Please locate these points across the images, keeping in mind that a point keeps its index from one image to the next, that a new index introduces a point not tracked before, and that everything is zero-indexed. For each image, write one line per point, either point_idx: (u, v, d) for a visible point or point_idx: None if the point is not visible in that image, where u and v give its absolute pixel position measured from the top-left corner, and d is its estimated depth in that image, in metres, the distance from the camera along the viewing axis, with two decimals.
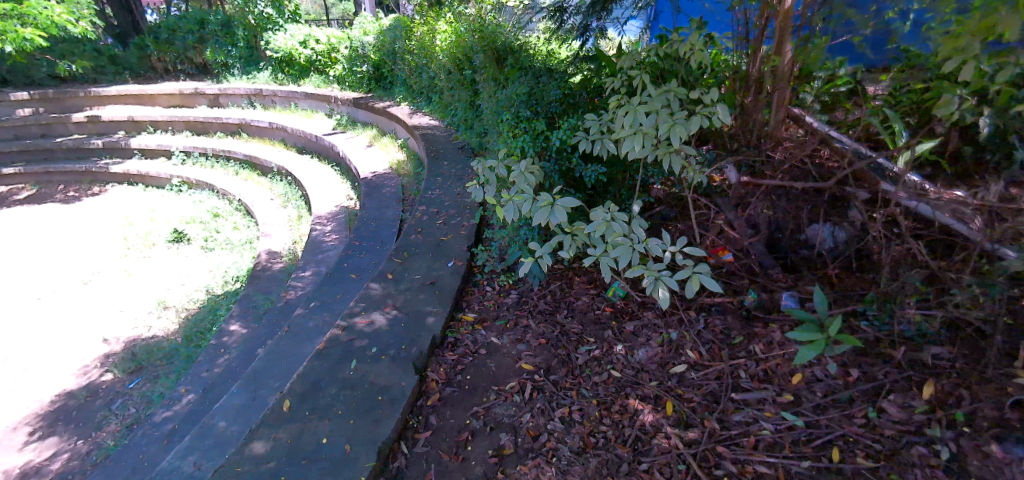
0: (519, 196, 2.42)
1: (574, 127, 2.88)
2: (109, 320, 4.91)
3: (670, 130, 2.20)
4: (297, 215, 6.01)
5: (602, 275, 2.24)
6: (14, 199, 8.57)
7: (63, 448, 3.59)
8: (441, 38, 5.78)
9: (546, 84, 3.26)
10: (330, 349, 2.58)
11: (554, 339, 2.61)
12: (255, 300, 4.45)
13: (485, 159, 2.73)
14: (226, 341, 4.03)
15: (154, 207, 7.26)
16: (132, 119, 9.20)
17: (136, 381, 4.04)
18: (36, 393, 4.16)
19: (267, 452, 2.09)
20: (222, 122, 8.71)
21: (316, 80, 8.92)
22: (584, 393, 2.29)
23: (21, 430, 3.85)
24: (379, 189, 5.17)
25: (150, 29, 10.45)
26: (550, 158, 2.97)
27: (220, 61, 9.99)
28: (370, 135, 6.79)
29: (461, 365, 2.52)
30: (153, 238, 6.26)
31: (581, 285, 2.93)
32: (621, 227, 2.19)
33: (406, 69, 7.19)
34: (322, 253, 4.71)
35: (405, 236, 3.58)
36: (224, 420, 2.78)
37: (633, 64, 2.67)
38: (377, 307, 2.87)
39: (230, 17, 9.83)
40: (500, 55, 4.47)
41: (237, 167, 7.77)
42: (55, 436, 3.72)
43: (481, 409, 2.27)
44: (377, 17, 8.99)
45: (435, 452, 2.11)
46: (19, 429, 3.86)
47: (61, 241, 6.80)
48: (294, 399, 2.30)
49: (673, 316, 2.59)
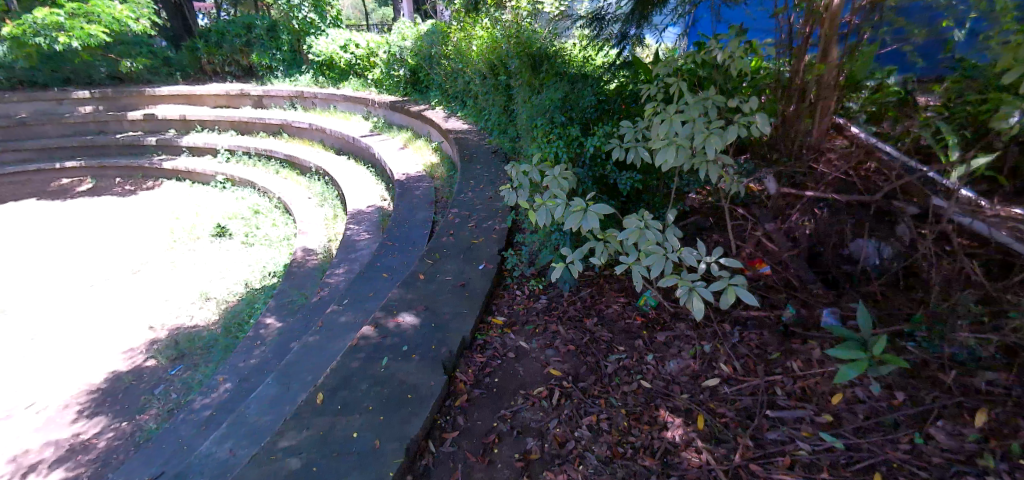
0: (551, 201, 2.42)
1: (608, 134, 2.88)
2: (155, 309, 5.10)
3: (705, 140, 2.17)
4: (332, 214, 6.17)
5: (633, 283, 2.20)
6: (75, 190, 8.93)
7: (109, 426, 3.74)
8: (476, 44, 5.87)
9: (580, 90, 3.28)
10: (362, 346, 2.62)
11: (583, 345, 2.59)
12: (290, 295, 4.57)
13: (518, 163, 2.75)
14: (262, 333, 4.14)
15: (199, 203, 7.53)
16: (183, 118, 9.60)
17: (178, 368, 4.19)
18: (85, 375, 4.33)
19: (300, 443, 2.12)
20: (264, 122, 9.01)
21: (354, 83, 9.15)
22: (612, 402, 2.26)
23: (72, 407, 4.00)
24: (412, 191, 5.26)
25: (201, 33, 10.94)
26: (583, 164, 2.97)
27: (264, 64, 10.38)
28: (404, 138, 6.93)
29: (489, 367, 2.53)
30: (197, 233, 6.50)
31: (612, 293, 2.90)
32: (654, 235, 2.16)
33: (441, 73, 7.34)
34: (355, 252, 4.80)
35: (437, 238, 3.62)
36: (258, 410, 2.86)
37: (669, 71, 2.62)
38: (407, 307, 2.90)
39: (276, 22, 10.24)
40: (534, 62, 4.49)
41: (278, 167, 8.01)
42: (102, 415, 3.87)
43: (508, 413, 2.27)
44: (415, 22, 9.16)
45: (462, 452, 2.12)
46: (70, 406, 4.01)
47: (114, 232, 7.10)
48: (327, 392, 2.34)
49: (706, 328, 2.53)
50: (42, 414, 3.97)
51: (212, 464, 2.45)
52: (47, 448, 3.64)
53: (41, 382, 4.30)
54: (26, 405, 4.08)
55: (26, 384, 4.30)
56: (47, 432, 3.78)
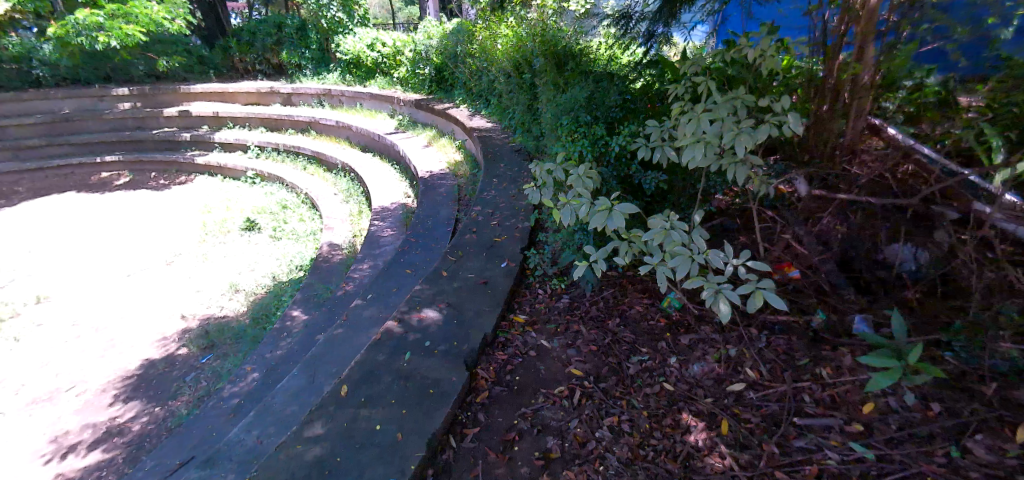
0: (575, 200, 2.40)
1: (634, 133, 2.85)
2: (186, 299, 5.24)
3: (735, 139, 2.13)
4: (357, 210, 6.25)
5: (658, 284, 2.17)
6: (113, 184, 9.18)
7: (143, 411, 3.85)
8: (502, 42, 5.87)
9: (607, 89, 3.26)
10: (385, 341, 2.64)
11: (605, 346, 2.56)
12: (315, 289, 4.64)
13: (542, 162, 2.73)
14: (289, 325, 4.22)
15: (229, 197, 7.70)
16: (215, 115, 9.85)
17: (208, 357, 4.30)
18: (120, 361, 4.46)
19: (325, 433, 2.15)
20: (293, 119, 9.17)
21: (380, 82, 9.25)
22: (634, 403, 2.24)
23: (109, 392, 4.11)
24: (436, 188, 5.30)
25: (234, 32, 11.20)
26: (608, 164, 2.95)
27: (294, 62, 10.58)
28: (428, 136, 6.97)
29: (510, 365, 2.52)
30: (228, 226, 6.65)
31: (635, 293, 2.87)
32: (680, 236, 2.13)
33: (466, 72, 7.36)
34: (379, 247, 4.85)
35: (460, 235, 3.64)
36: (284, 400, 2.91)
37: (698, 70, 2.57)
38: (430, 303, 2.92)
39: (305, 22, 10.44)
40: (560, 60, 4.47)
41: (305, 163, 8.15)
42: (136, 399, 3.98)
43: (528, 411, 2.27)
44: (440, 21, 9.21)
45: (482, 449, 2.12)
46: (107, 391, 4.13)
47: (150, 225, 7.31)
48: (351, 385, 2.37)
49: (732, 332, 2.48)
50: (81, 397, 4.08)
51: (240, 451, 2.51)
52: (85, 430, 3.76)
53: (80, 367, 4.43)
54: (66, 388, 4.20)
55: (66, 368, 4.43)
56: (86, 414, 3.90)
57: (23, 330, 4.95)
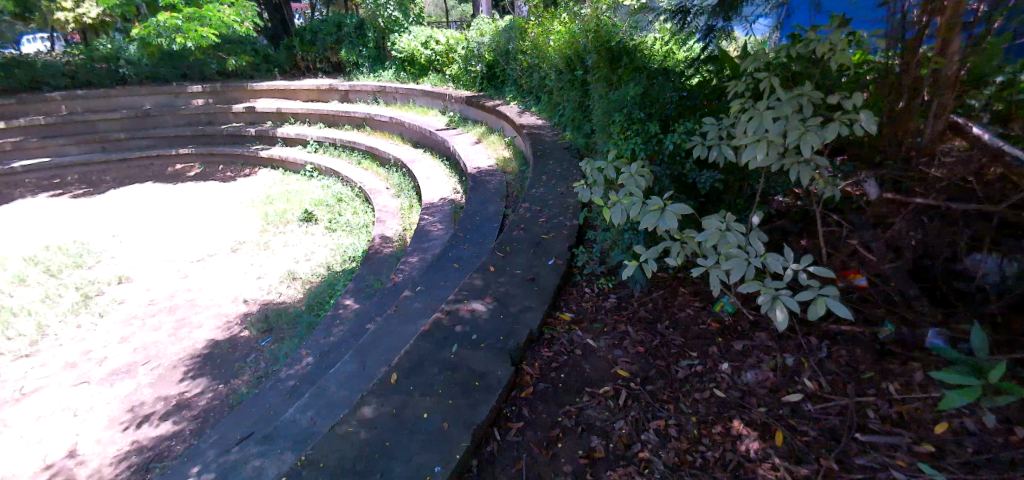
0: (627, 198, 2.35)
1: (690, 130, 2.77)
2: (249, 285, 5.50)
3: (800, 138, 2.03)
4: (408, 204, 6.39)
5: (711, 287, 2.10)
6: (186, 175, 9.72)
7: (209, 387, 4.07)
8: (554, 39, 5.85)
9: (662, 85, 3.19)
10: (434, 332, 2.68)
11: (653, 348, 2.51)
12: (367, 280, 4.78)
13: (593, 160, 2.69)
14: (341, 312, 4.36)
15: (289, 189, 8.03)
16: (278, 111, 10.29)
17: (268, 340, 4.51)
18: (190, 339, 4.72)
19: (375, 416, 2.21)
20: (350, 116, 9.45)
21: (433, 79, 9.42)
22: (682, 408, 2.18)
23: (179, 368, 4.36)
24: (484, 184, 5.34)
25: (297, 32, 11.69)
26: (661, 162, 2.89)
27: (352, 60, 10.94)
28: (478, 132, 7.04)
29: (555, 362, 2.51)
30: (288, 217, 6.94)
31: (686, 296, 2.79)
32: (736, 238, 2.05)
33: (517, 68, 7.38)
34: (428, 241, 4.94)
35: (508, 231, 3.65)
36: (337, 384, 3.01)
37: (760, 65, 2.47)
38: (478, 296, 2.95)
39: (364, 21, 10.78)
40: (612, 56, 4.37)
41: (360, 157, 8.40)
42: (203, 376, 4.21)
43: (573, 408, 2.24)
44: (493, 18, 9.24)
45: (526, 443, 2.12)
46: (178, 367, 4.38)
47: (217, 214, 7.72)
48: (400, 373, 2.42)
49: (789, 340, 2.37)
50: (155, 371, 4.34)
51: (295, 430, 2.62)
52: (158, 402, 4.01)
53: (155, 343, 4.71)
54: (142, 362, 4.47)
55: (143, 344, 4.72)
56: (158, 387, 4.16)
57: (107, 307, 5.29)
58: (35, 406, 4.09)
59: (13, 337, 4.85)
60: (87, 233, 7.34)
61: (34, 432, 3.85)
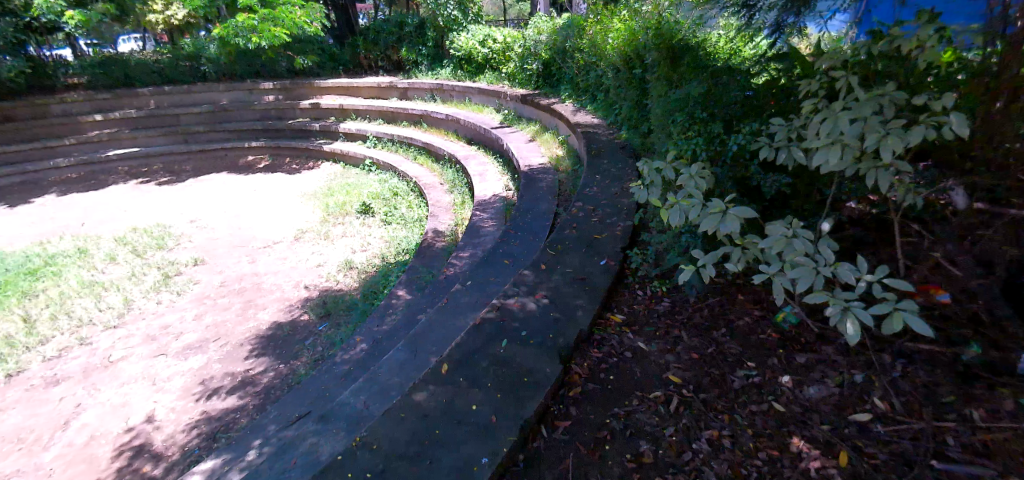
0: (686, 200, 2.26)
1: (757, 131, 2.66)
2: (309, 272, 5.73)
3: (879, 142, 1.89)
4: (460, 200, 6.47)
5: (774, 295, 2.00)
6: (257, 166, 10.24)
7: (270, 366, 4.27)
8: (612, 36, 5.75)
9: (726, 83, 3.07)
10: (485, 326, 2.70)
11: (708, 355, 2.42)
12: (419, 272, 4.87)
13: (652, 160, 2.62)
14: (393, 303, 4.47)
15: (349, 182, 8.31)
16: (341, 107, 10.66)
17: (325, 325, 4.68)
18: (254, 321, 4.97)
19: (426, 404, 2.25)
20: (408, 112, 9.66)
21: (490, 77, 9.49)
22: (738, 419, 2.09)
23: (245, 346, 4.60)
24: (537, 182, 5.32)
25: (361, 31, 12.08)
26: (724, 164, 2.78)
27: (411, 59, 11.20)
28: (532, 130, 7.04)
29: (605, 363, 2.47)
30: (347, 209, 7.18)
31: (745, 303, 2.68)
32: (803, 246, 1.94)
33: (574, 66, 7.32)
34: (480, 237, 4.98)
35: (560, 230, 3.62)
36: (390, 371, 3.08)
37: (835, 64, 2.33)
38: (529, 293, 2.94)
39: (425, 20, 11.03)
40: (674, 54, 4.20)
41: (416, 153, 8.59)
42: (266, 356, 4.42)
43: (622, 411, 2.20)
44: (551, 16, 9.17)
45: (573, 443, 2.09)
46: (244, 345, 4.62)
47: (283, 204, 8.09)
48: (451, 364, 2.45)
49: (858, 356, 2.23)
50: (223, 349, 4.60)
51: (349, 412, 2.70)
52: (226, 377, 4.24)
53: (225, 322, 4.99)
54: (213, 339, 4.74)
55: (214, 322, 5.01)
56: (226, 364, 4.40)
57: (184, 286, 5.64)
58: (119, 372, 4.41)
59: (103, 309, 5.26)
60: (168, 217, 7.87)
61: (118, 396, 4.15)
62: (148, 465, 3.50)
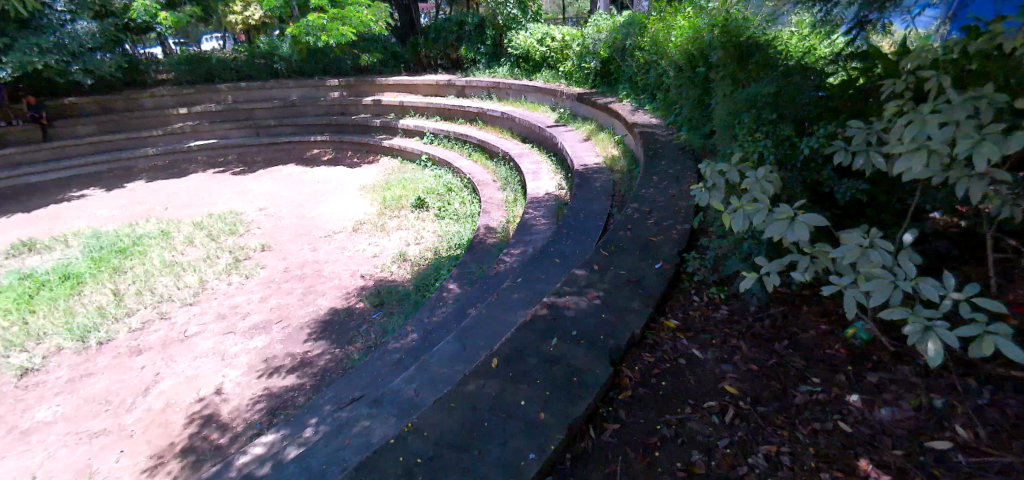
0: (750, 205, 2.16)
1: (832, 134, 2.52)
2: (365, 262, 5.91)
3: (973, 149, 1.73)
4: (513, 197, 6.49)
5: (844, 309, 1.88)
6: (321, 159, 10.63)
7: (327, 350, 4.44)
8: (675, 34, 5.60)
9: (799, 83, 2.94)
10: (535, 324, 2.69)
11: (767, 368, 2.31)
12: (470, 267, 4.92)
13: (715, 162, 2.52)
14: (444, 296, 4.54)
15: (406, 177, 8.51)
16: (401, 104, 10.93)
17: (378, 313, 4.83)
18: (313, 306, 5.18)
19: (476, 396, 2.26)
20: (464, 110, 9.78)
21: (546, 75, 9.47)
22: (799, 436, 1.99)
23: (304, 329, 4.81)
24: (591, 182, 5.26)
25: (422, 30, 12.37)
26: (793, 168, 2.66)
27: (470, 57, 11.35)
28: (588, 129, 6.97)
29: (657, 368, 2.41)
30: (403, 202, 7.35)
31: (811, 315, 2.54)
32: (880, 257, 1.81)
33: (633, 65, 7.19)
34: (531, 235, 4.97)
35: (614, 230, 3.56)
36: (439, 362, 3.13)
37: (924, 63, 2.17)
38: (581, 293, 2.91)
39: (484, 19, 11.15)
40: (742, 52, 4.02)
41: (471, 150, 8.69)
42: (323, 339, 4.60)
43: (673, 419, 2.14)
44: (611, 14, 9.03)
45: (622, 447, 2.05)
46: (303, 328, 4.83)
47: (343, 196, 8.39)
48: (501, 360, 2.46)
49: (937, 379, 2.08)
50: (285, 330, 4.82)
51: (399, 400, 2.76)
52: (286, 357, 4.44)
53: (287, 305, 5.23)
54: (276, 321, 4.98)
55: (277, 304, 5.26)
56: (287, 345, 4.61)
57: (252, 270, 5.95)
58: (192, 346, 4.71)
59: (181, 287, 5.62)
60: (239, 205, 8.33)
61: (191, 368, 4.43)
62: (215, 434, 3.72)
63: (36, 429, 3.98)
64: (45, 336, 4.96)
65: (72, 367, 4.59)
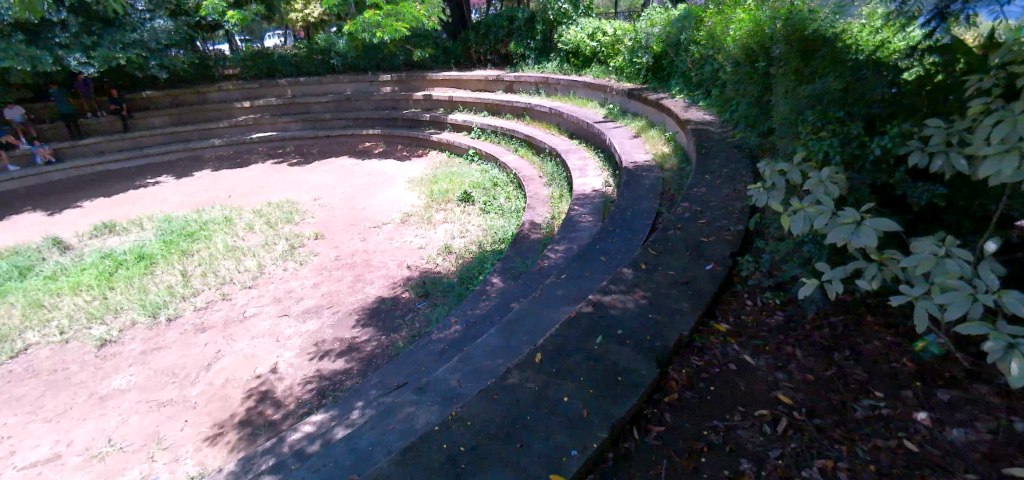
0: (812, 208, 2.05)
1: (908, 133, 2.36)
2: (412, 253, 6.02)
3: None
4: (558, 193, 6.45)
5: (915, 322, 1.76)
6: (372, 152, 10.89)
7: (373, 336, 4.56)
8: (734, 28, 5.38)
9: (871, 79, 2.77)
10: (580, 321, 2.66)
11: (825, 378, 2.20)
12: (513, 262, 4.92)
13: (774, 162, 2.40)
14: (487, 290, 4.56)
15: (453, 171, 8.60)
16: (450, 99, 11.04)
17: (424, 303, 4.91)
18: (361, 294, 5.31)
19: (520, 389, 2.26)
20: (512, 105, 9.78)
21: (596, 70, 9.33)
22: (858, 452, 1.88)
23: (352, 316, 4.95)
24: (640, 179, 5.16)
25: (473, 25, 12.44)
26: (862, 169, 2.51)
27: (519, 52, 11.33)
28: (637, 126, 6.82)
29: (705, 372, 2.33)
30: (450, 196, 7.43)
31: (875, 326, 2.40)
32: (958, 268, 1.68)
33: (688, 60, 6.98)
34: (576, 231, 4.93)
35: (664, 230, 3.47)
36: (482, 353, 3.15)
37: (1017, 58, 2.00)
38: (627, 292, 2.85)
39: (535, 14, 11.10)
40: (806, 47, 3.82)
41: (518, 145, 8.68)
42: (370, 327, 4.72)
43: (722, 425, 2.07)
44: (666, 7, 8.78)
45: (666, 450, 2.00)
46: (351, 315, 4.97)
47: (392, 188, 8.57)
48: (545, 355, 2.44)
49: (1017, 401, 1.92)
50: (335, 315, 4.98)
51: (443, 389, 2.80)
52: (335, 342, 4.58)
53: (337, 292, 5.40)
54: (326, 306, 5.15)
55: (328, 291, 5.44)
56: (336, 330, 4.76)
57: (306, 257, 6.17)
58: (250, 326, 4.93)
59: (241, 270, 5.89)
60: (295, 195, 8.65)
61: (248, 348, 4.64)
62: (269, 410, 3.89)
63: (112, 395, 4.27)
64: (122, 310, 5.31)
65: (145, 340, 4.90)
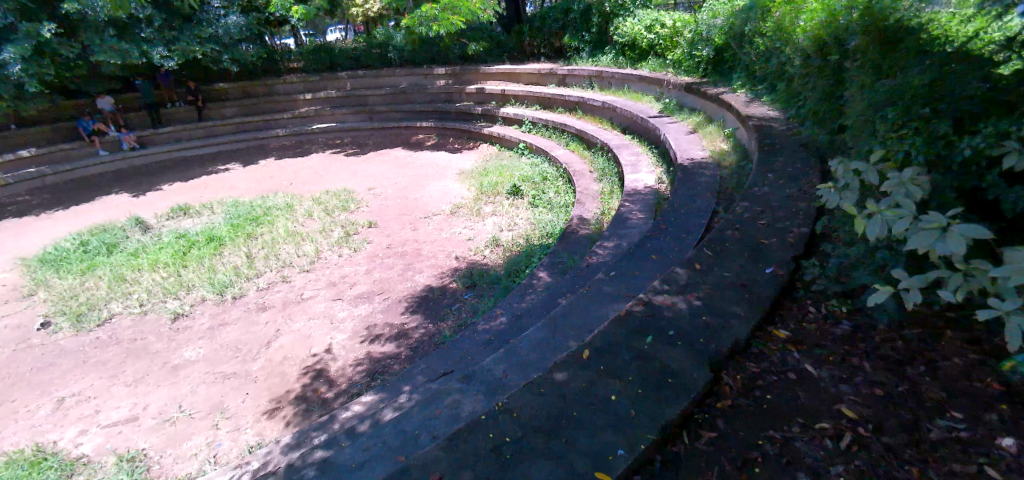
0: (891, 210, 1.90)
1: (1004, 133, 2.16)
2: (460, 244, 6.08)
3: None
4: (609, 189, 6.34)
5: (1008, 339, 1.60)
6: (426, 144, 11.01)
7: (421, 324, 4.64)
8: (804, 19, 5.09)
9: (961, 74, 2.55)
10: (630, 319, 2.60)
11: (895, 394, 2.05)
12: (561, 257, 4.89)
13: (848, 159, 2.25)
14: (534, 284, 4.55)
15: (503, 164, 8.62)
16: (503, 93, 11.04)
17: (470, 294, 4.96)
18: (410, 282, 5.42)
19: (567, 385, 2.24)
20: (565, 99, 9.67)
21: (653, 64, 9.09)
22: (931, 475, 1.75)
23: (401, 303, 5.06)
24: (695, 176, 4.99)
25: (528, 18, 12.39)
26: (948, 172, 2.32)
27: (574, 45, 11.19)
28: (694, 122, 6.61)
29: (762, 380, 2.23)
30: (499, 189, 7.46)
31: (954, 341, 2.22)
32: None
33: (752, 53, 6.67)
34: (626, 228, 4.83)
35: (720, 230, 3.34)
36: (529, 346, 3.14)
37: None
38: (680, 292, 2.76)
39: (591, 6, 10.92)
40: (886, 38, 3.56)
41: (569, 139, 8.59)
42: (418, 314, 4.81)
43: (779, 436, 1.97)
44: None
45: (718, 457, 1.93)
46: (401, 302, 5.07)
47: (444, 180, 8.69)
48: (593, 352, 2.41)
49: None
50: (386, 302, 5.11)
51: (489, 379, 2.82)
52: (385, 327, 4.70)
53: (388, 279, 5.53)
54: (377, 292, 5.29)
55: (380, 278, 5.58)
56: (386, 315, 4.88)
57: (360, 244, 6.36)
58: (307, 308, 5.14)
59: (299, 255, 6.13)
60: (351, 184, 8.92)
61: (305, 328, 4.84)
62: (323, 388, 4.04)
63: (183, 365, 4.55)
64: (193, 287, 5.65)
65: (213, 316, 5.19)
